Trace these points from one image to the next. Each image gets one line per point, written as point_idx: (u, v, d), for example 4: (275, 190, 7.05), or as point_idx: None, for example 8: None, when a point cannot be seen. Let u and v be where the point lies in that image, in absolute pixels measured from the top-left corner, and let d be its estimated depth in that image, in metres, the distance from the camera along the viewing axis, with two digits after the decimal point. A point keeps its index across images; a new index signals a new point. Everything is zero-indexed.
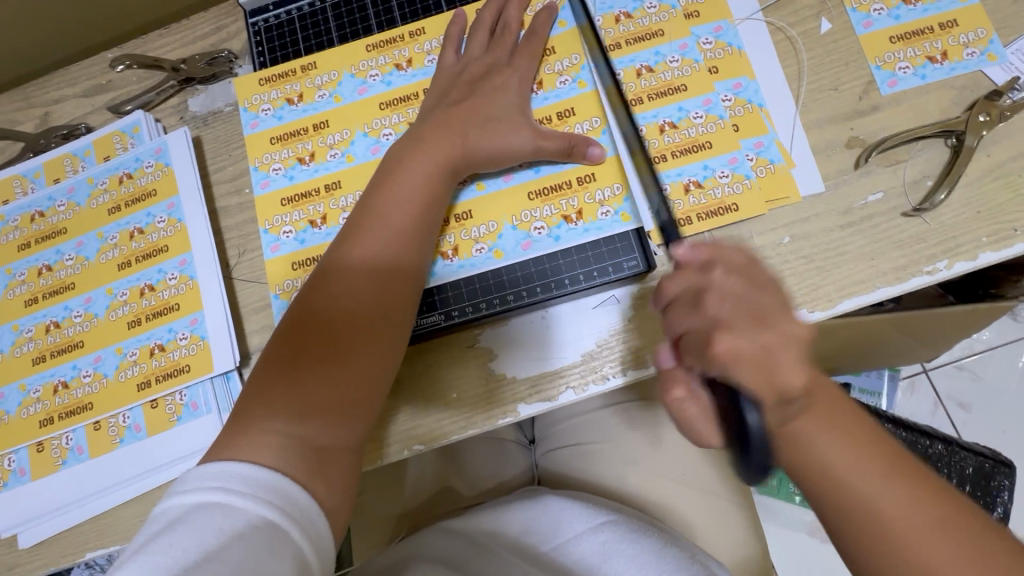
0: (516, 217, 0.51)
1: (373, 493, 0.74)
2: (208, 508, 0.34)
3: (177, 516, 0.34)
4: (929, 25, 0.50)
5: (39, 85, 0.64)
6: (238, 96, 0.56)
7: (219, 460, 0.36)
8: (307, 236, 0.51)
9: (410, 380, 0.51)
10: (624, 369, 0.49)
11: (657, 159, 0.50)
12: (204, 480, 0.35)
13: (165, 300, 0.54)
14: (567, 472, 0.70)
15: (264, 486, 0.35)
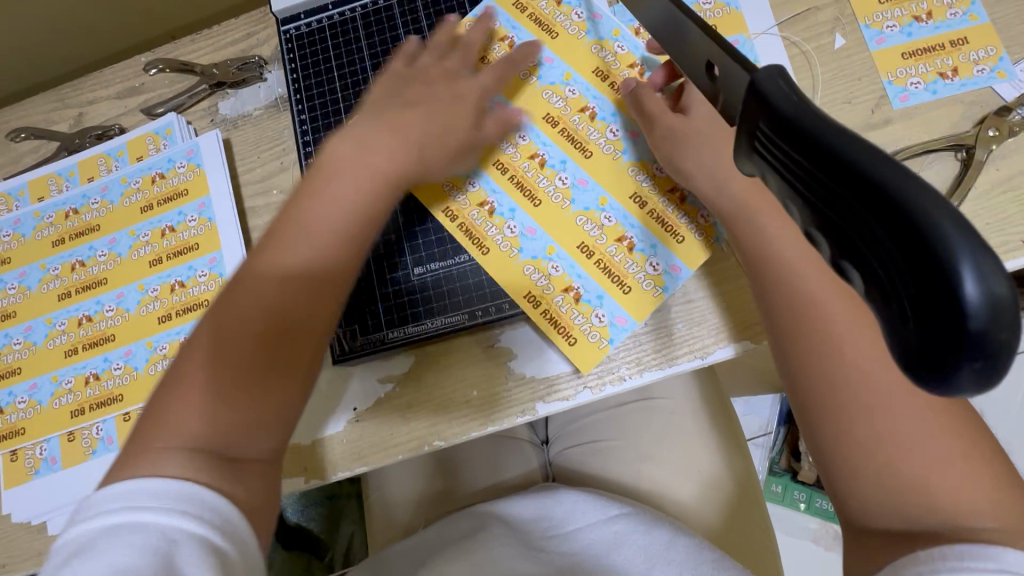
0: (505, 225, 0.53)
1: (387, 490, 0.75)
2: (116, 529, 0.32)
3: (81, 544, 0.32)
4: (941, 42, 0.52)
5: (74, 87, 0.67)
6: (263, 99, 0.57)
7: (122, 481, 0.34)
8: None
9: (432, 377, 0.53)
10: (640, 370, 0.50)
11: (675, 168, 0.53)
12: (103, 504, 0.33)
13: (195, 296, 0.56)
14: (577, 470, 0.72)
15: (171, 497, 0.33)
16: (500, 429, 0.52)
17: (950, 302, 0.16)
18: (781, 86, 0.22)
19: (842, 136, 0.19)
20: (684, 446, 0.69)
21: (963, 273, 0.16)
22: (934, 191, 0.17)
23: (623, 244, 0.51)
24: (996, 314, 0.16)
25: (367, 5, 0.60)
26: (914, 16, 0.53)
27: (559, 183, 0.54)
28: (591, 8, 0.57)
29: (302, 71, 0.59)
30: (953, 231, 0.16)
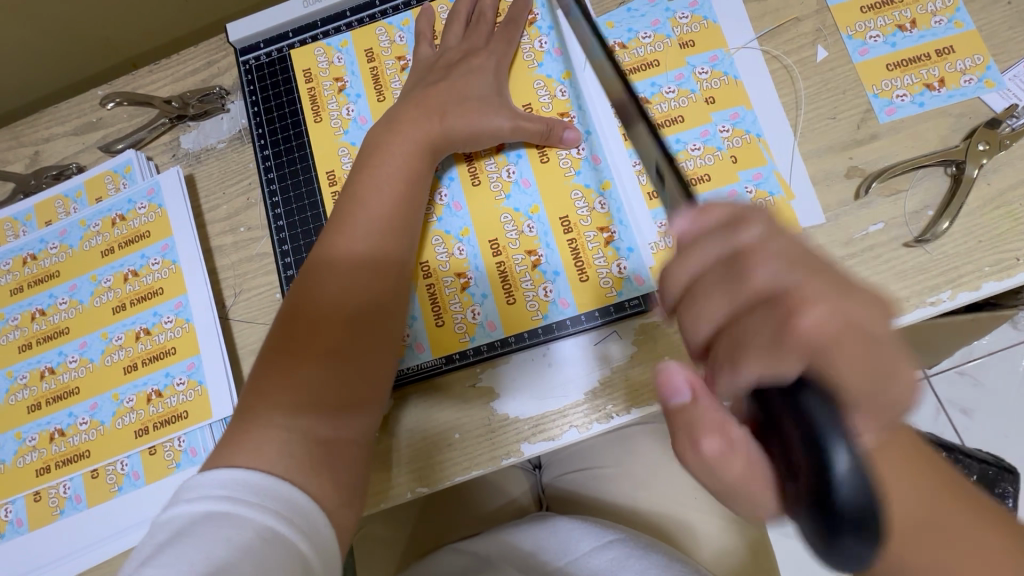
0: (437, 190, 0.52)
1: (376, 525, 0.72)
2: (215, 519, 0.32)
3: (182, 527, 0.32)
4: (925, 52, 0.50)
5: (29, 124, 0.64)
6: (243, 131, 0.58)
7: (225, 467, 0.35)
8: None
9: (416, 419, 0.51)
10: (627, 407, 0.48)
11: (654, 194, 0.50)
12: (210, 490, 0.33)
13: (161, 344, 0.53)
14: (572, 499, 0.69)
15: (273, 495, 0.34)
16: (486, 472, 0.50)
17: (829, 483, 0.23)
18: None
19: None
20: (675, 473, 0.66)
21: (838, 455, 0.23)
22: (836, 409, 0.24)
23: (530, 258, 0.50)
24: (863, 506, 0.23)
25: (329, 31, 0.56)
26: (898, 25, 0.51)
27: (506, 171, 0.52)
28: (564, 29, 0.54)
29: (264, 104, 0.57)
30: (832, 425, 0.24)
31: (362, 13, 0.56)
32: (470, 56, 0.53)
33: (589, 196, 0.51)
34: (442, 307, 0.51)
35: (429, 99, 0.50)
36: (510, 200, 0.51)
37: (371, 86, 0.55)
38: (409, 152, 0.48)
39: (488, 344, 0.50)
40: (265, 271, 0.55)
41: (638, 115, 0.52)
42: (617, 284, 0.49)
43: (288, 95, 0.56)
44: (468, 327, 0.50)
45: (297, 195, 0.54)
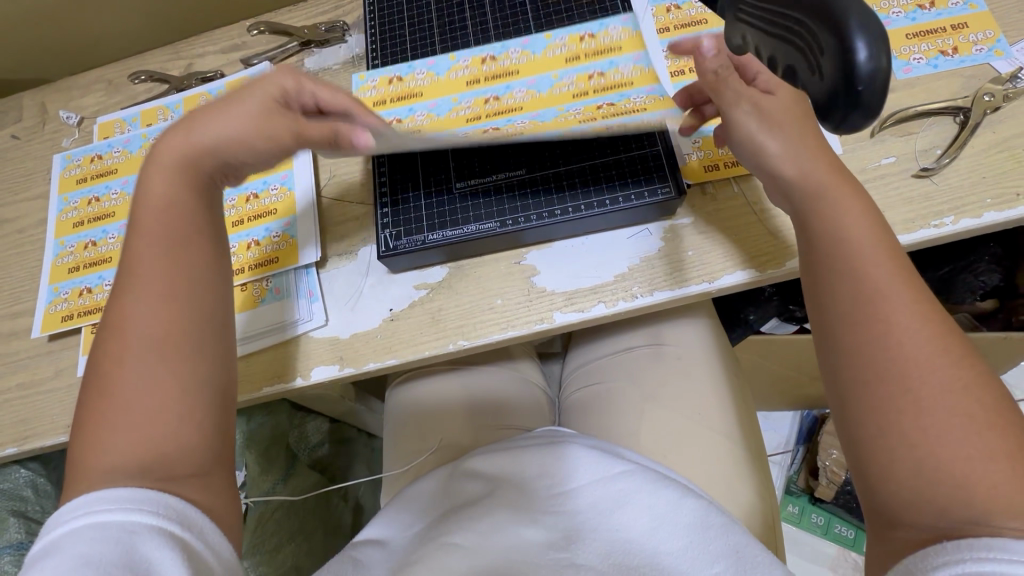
0: (505, 56, 0.63)
1: (395, 425, 0.75)
2: (95, 528, 0.37)
3: (53, 544, 0.37)
4: (942, 26, 0.58)
5: (189, 43, 0.80)
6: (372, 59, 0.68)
7: (86, 496, 0.39)
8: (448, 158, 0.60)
9: (467, 284, 0.59)
10: (651, 290, 0.55)
11: (578, 95, 0.58)
12: (70, 515, 0.38)
13: (266, 206, 0.65)
14: (586, 424, 0.70)
15: (123, 501, 0.39)
16: (520, 335, 0.57)
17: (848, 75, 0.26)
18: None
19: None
20: (688, 395, 0.67)
21: (855, 48, 0.26)
22: (866, 24, 0.26)
23: (572, 90, 0.58)
24: (877, 70, 0.26)
25: None
26: (917, 5, 0.59)
27: (517, 55, 0.63)
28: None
29: (379, 30, 0.69)
30: (852, 25, 0.26)
31: None
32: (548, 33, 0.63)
33: (549, 87, 0.60)
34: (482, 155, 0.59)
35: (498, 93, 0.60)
36: (564, 59, 0.61)
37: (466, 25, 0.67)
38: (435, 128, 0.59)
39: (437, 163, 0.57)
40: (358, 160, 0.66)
41: (680, 61, 0.63)
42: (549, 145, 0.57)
43: (400, 27, 0.69)
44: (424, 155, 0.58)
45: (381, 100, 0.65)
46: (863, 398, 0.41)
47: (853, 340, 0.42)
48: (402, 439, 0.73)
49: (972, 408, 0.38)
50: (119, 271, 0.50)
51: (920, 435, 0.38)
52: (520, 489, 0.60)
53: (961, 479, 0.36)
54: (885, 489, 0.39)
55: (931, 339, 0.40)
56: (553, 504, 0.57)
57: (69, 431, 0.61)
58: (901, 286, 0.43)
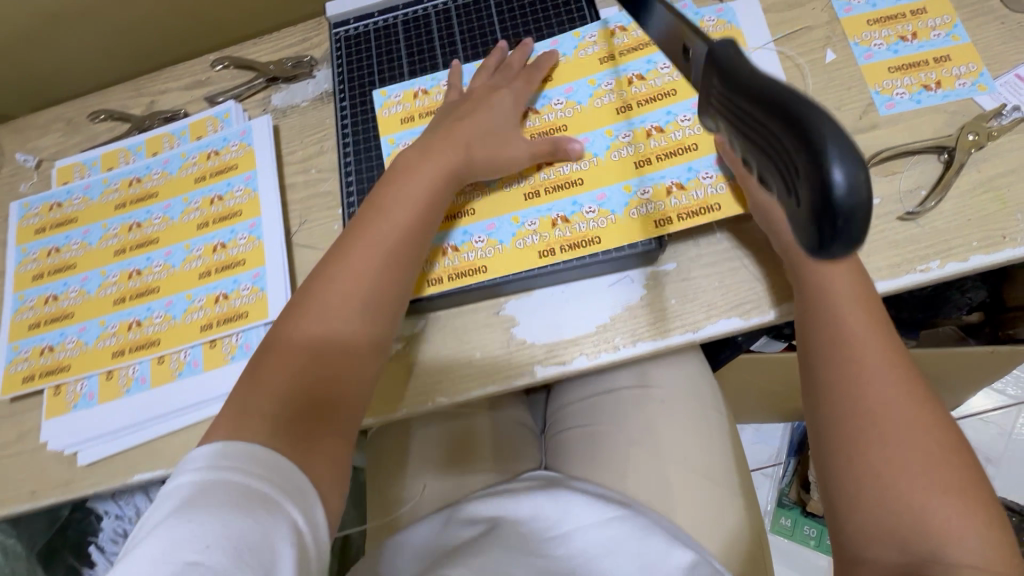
0: (554, 107, 0.61)
1: (382, 469, 0.72)
2: (219, 489, 0.40)
3: (186, 494, 0.40)
4: (925, 59, 0.57)
5: (150, 79, 0.76)
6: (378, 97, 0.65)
7: (210, 447, 0.43)
8: (505, 229, 0.57)
9: (444, 336, 0.57)
10: (633, 341, 0.53)
11: (640, 163, 0.57)
12: (206, 461, 0.41)
13: (234, 256, 0.62)
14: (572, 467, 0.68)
15: (251, 463, 0.42)
16: (500, 390, 0.55)
17: (825, 195, 0.21)
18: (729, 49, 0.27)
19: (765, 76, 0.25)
20: (674, 436, 0.66)
21: (831, 167, 0.20)
22: (844, 137, 0.21)
23: (637, 155, 0.57)
24: (858, 196, 0.20)
25: (409, 13, 0.68)
26: (901, 36, 0.58)
27: (561, 107, 0.60)
28: (593, 15, 0.64)
29: (347, 70, 0.67)
30: (830, 139, 0.21)
31: (436, 3, 0.68)
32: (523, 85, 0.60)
33: (606, 149, 0.58)
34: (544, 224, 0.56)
35: (460, 133, 0.56)
36: (614, 110, 0.59)
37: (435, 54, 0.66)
38: (443, 176, 0.54)
39: (507, 254, 0.56)
40: (328, 206, 0.64)
41: (651, 83, 0.59)
42: (612, 209, 0.56)
43: (368, 67, 0.66)
44: (487, 243, 0.57)
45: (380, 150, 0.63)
46: (835, 437, 0.43)
47: (830, 377, 0.44)
48: (384, 488, 0.71)
49: (931, 446, 0.41)
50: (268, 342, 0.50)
51: (883, 471, 0.41)
52: (515, 531, 0.59)
53: (917, 512, 0.39)
54: (850, 523, 0.42)
55: (897, 381, 0.43)
56: (549, 547, 0.57)
57: (33, 498, 0.59)
58: (875, 332, 0.45)
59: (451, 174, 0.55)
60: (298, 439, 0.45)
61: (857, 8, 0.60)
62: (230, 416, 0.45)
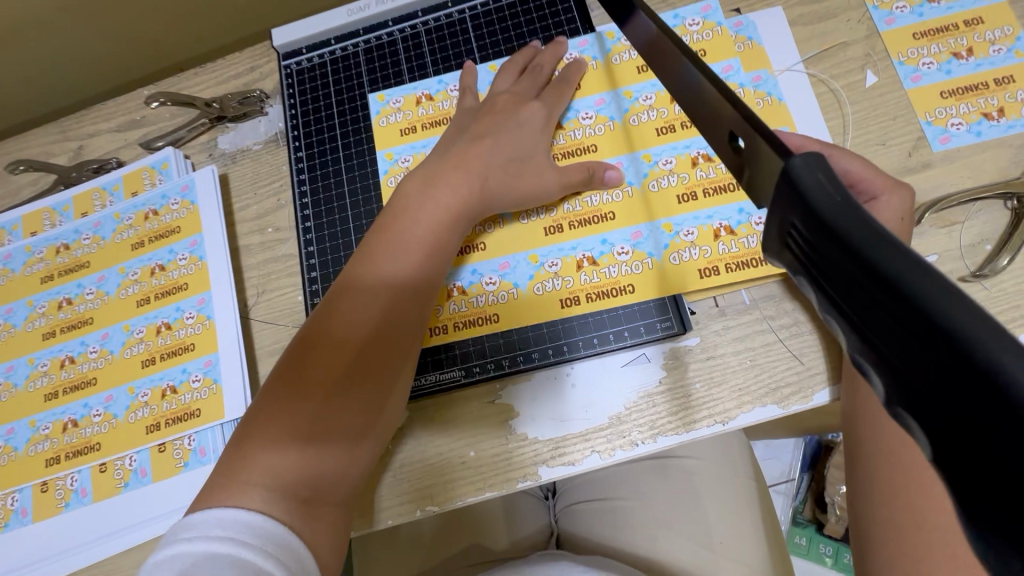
0: (580, 121, 0.51)
1: (372, 553, 0.65)
2: (217, 561, 0.32)
3: (183, 568, 0.32)
4: (983, 81, 0.48)
5: (76, 120, 0.66)
6: (370, 110, 0.55)
7: (202, 513, 0.35)
8: (518, 275, 0.49)
9: (431, 433, 0.48)
10: (654, 435, 0.45)
11: (684, 197, 0.48)
12: (211, 529, 0.34)
13: (181, 339, 0.53)
14: (585, 547, 0.61)
15: (252, 531, 0.34)
16: (500, 495, 0.46)
17: None
18: (820, 180, 0.19)
19: (899, 253, 0.17)
20: (696, 513, 0.59)
21: None
22: None
23: (682, 188, 0.48)
24: None
25: (371, 39, 0.58)
26: (953, 53, 0.49)
27: (590, 122, 0.51)
28: (588, 27, 0.55)
29: (301, 108, 0.57)
30: None
31: (403, 24, 0.58)
32: (516, 120, 0.50)
33: (642, 177, 0.49)
34: (567, 269, 0.48)
35: (471, 164, 0.47)
36: (653, 129, 0.50)
37: (403, 80, 0.56)
38: (459, 206, 0.46)
39: (523, 301, 0.48)
40: (289, 272, 0.55)
41: (673, 107, 0.50)
42: (648, 251, 0.48)
43: (326, 103, 0.57)
44: (500, 286, 0.49)
45: (364, 186, 0.53)
46: (889, 542, 0.34)
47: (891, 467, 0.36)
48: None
49: None
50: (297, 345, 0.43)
51: None
52: None
53: None
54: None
55: None
56: None
57: None
58: None
59: (461, 214, 0.46)
60: (297, 498, 0.37)
61: (902, 18, 0.51)
62: (218, 482, 0.37)
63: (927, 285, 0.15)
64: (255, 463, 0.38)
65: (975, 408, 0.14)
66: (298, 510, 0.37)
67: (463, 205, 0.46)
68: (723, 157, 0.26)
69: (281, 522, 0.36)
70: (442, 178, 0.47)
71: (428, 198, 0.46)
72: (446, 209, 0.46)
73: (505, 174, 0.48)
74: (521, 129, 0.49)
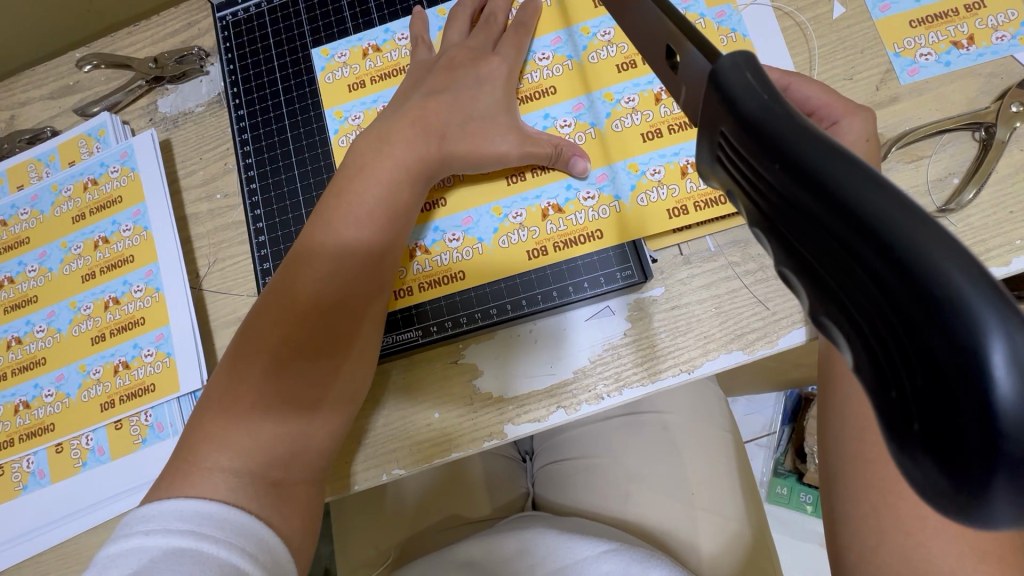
0: (538, 63, 0.48)
1: (352, 525, 0.65)
2: (176, 555, 0.31)
3: (140, 564, 0.30)
4: (953, 8, 0.46)
5: (6, 88, 0.61)
6: (315, 61, 0.51)
7: (163, 502, 0.34)
8: (480, 228, 0.47)
9: (394, 399, 0.46)
10: (619, 388, 0.44)
11: (649, 134, 0.46)
12: (171, 522, 0.32)
13: (130, 314, 0.51)
14: (562, 507, 0.61)
15: (213, 522, 0.33)
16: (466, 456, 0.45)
17: (975, 404, 0.12)
18: (748, 80, 0.17)
19: (829, 153, 0.15)
20: (670, 467, 0.59)
21: (990, 353, 0.12)
22: (988, 284, 0.12)
23: (648, 126, 0.46)
24: None
25: None
26: None
27: (548, 64, 0.48)
28: None
29: (241, 63, 0.54)
30: (976, 299, 0.12)
31: None
32: (469, 69, 0.47)
33: (605, 118, 0.47)
34: (530, 220, 0.46)
35: (426, 118, 0.45)
36: (614, 66, 0.47)
37: (347, 27, 0.52)
38: (411, 163, 0.43)
39: (486, 256, 0.46)
40: (241, 239, 0.52)
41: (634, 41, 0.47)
42: (614, 195, 0.45)
43: (267, 57, 0.53)
44: (464, 242, 0.47)
45: (310, 144, 0.50)
46: (850, 480, 0.33)
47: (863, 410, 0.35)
48: (353, 548, 0.63)
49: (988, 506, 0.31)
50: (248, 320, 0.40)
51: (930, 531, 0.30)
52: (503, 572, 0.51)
53: None
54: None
55: None
56: None
57: None
58: None
59: (417, 170, 0.43)
60: (267, 481, 0.36)
61: None
62: (172, 477, 0.36)
63: (852, 179, 0.14)
64: (215, 443, 0.36)
65: (908, 317, 0.13)
66: (268, 494, 0.36)
67: (416, 158, 0.43)
68: (662, 77, 0.23)
69: (236, 497, 0.34)
70: (396, 133, 0.44)
71: (381, 154, 0.43)
72: (399, 164, 0.43)
73: (461, 126, 0.45)
74: (475, 76, 0.47)
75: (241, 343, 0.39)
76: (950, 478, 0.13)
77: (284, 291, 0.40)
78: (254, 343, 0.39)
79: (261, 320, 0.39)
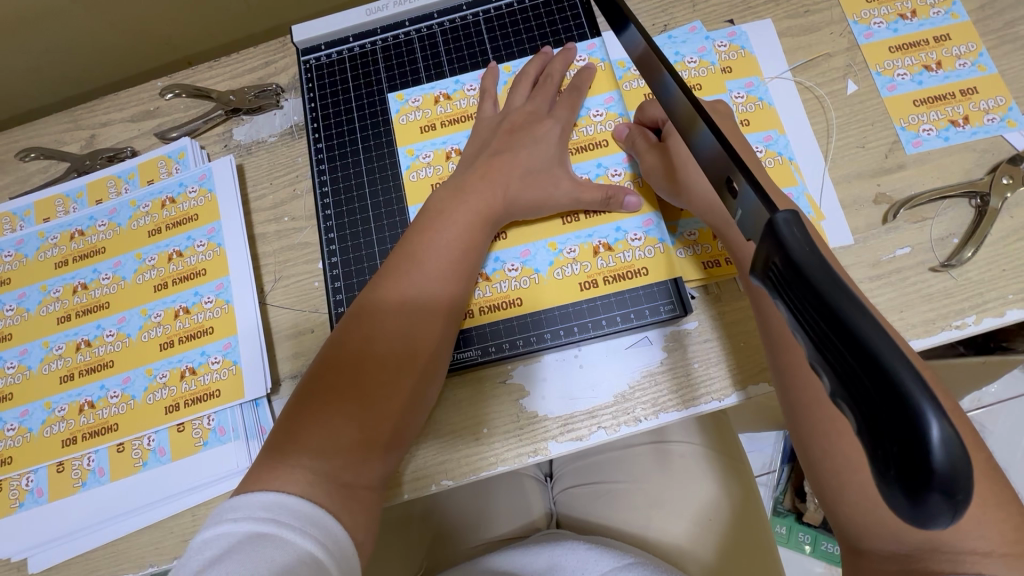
0: (592, 117, 0.55)
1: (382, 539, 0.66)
2: (262, 539, 0.33)
3: (228, 546, 0.33)
4: (951, 92, 0.53)
5: (89, 109, 0.66)
6: (390, 106, 0.57)
7: (246, 494, 0.37)
8: (537, 260, 0.52)
9: (447, 413, 0.50)
10: (656, 412, 0.48)
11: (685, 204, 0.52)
12: (255, 511, 0.35)
13: (200, 323, 0.55)
14: (585, 526, 0.64)
15: (288, 511, 0.36)
16: (511, 469, 0.49)
17: (920, 459, 0.19)
18: (796, 235, 0.24)
19: (853, 305, 0.21)
20: (688, 493, 0.62)
21: (928, 423, 0.19)
22: (925, 386, 0.20)
23: None
24: (955, 465, 0.18)
25: (388, 38, 0.61)
26: (924, 66, 0.54)
27: (601, 119, 0.55)
28: (594, 31, 0.58)
29: (320, 103, 0.60)
30: (917, 390, 0.19)
31: (420, 24, 0.61)
32: (532, 121, 0.53)
33: None
34: (583, 257, 0.51)
35: (491, 163, 0.50)
36: None
37: (420, 78, 0.58)
38: (478, 200, 0.49)
39: (543, 285, 0.51)
40: (306, 259, 0.57)
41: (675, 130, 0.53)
42: (658, 237, 0.51)
43: (345, 98, 0.59)
44: (522, 272, 0.52)
45: (383, 177, 0.56)
46: None
47: None
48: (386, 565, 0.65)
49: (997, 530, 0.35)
50: (326, 351, 0.44)
51: None
52: None
53: None
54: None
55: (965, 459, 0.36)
56: None
57: None
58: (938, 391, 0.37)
59: (482, 207, 0.49)
60: (339, 481, 0.39)
61: (879, 32, 0.56)
62: (256, 473, 0.39)
63: (861, 320, 0.21)
64: (298, 446, 0.40)
65: (873, 384, 0.20)
66: (339, 493, 0.39)
67: (482, 198, 0.49)
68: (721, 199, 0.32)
69: (315, 495, 0.37)
70: (469, 184, 0.50)
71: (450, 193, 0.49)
72: (467, 203, 0.48)
73: (522, 170, 0.51)
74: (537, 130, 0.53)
75: (319, 372, 0.43)
76: (909, 498, 0.19)
77: (365, 329, 0.44)
78: (332, 374, 0.42)
79: (341, 353, 0.43)
